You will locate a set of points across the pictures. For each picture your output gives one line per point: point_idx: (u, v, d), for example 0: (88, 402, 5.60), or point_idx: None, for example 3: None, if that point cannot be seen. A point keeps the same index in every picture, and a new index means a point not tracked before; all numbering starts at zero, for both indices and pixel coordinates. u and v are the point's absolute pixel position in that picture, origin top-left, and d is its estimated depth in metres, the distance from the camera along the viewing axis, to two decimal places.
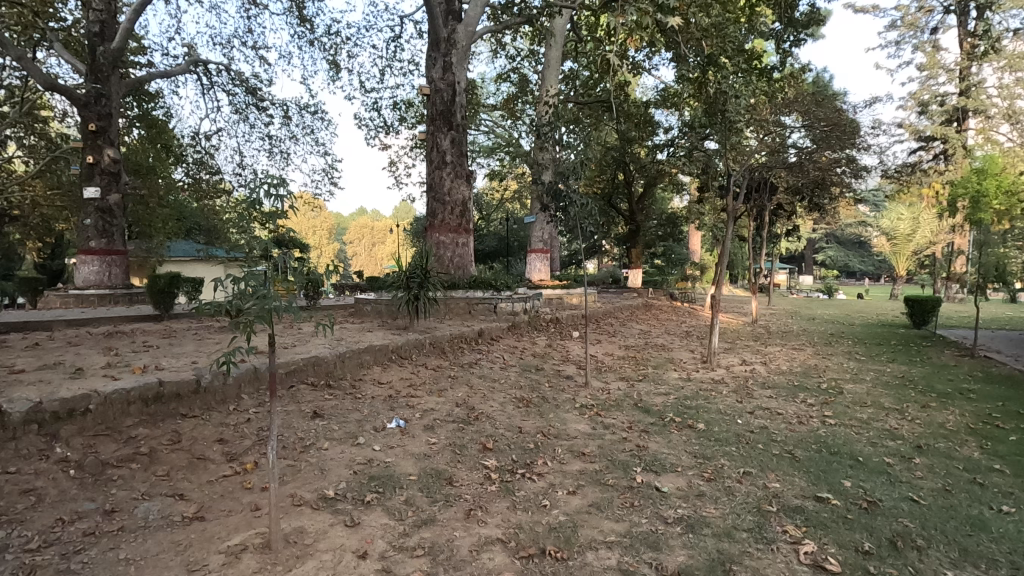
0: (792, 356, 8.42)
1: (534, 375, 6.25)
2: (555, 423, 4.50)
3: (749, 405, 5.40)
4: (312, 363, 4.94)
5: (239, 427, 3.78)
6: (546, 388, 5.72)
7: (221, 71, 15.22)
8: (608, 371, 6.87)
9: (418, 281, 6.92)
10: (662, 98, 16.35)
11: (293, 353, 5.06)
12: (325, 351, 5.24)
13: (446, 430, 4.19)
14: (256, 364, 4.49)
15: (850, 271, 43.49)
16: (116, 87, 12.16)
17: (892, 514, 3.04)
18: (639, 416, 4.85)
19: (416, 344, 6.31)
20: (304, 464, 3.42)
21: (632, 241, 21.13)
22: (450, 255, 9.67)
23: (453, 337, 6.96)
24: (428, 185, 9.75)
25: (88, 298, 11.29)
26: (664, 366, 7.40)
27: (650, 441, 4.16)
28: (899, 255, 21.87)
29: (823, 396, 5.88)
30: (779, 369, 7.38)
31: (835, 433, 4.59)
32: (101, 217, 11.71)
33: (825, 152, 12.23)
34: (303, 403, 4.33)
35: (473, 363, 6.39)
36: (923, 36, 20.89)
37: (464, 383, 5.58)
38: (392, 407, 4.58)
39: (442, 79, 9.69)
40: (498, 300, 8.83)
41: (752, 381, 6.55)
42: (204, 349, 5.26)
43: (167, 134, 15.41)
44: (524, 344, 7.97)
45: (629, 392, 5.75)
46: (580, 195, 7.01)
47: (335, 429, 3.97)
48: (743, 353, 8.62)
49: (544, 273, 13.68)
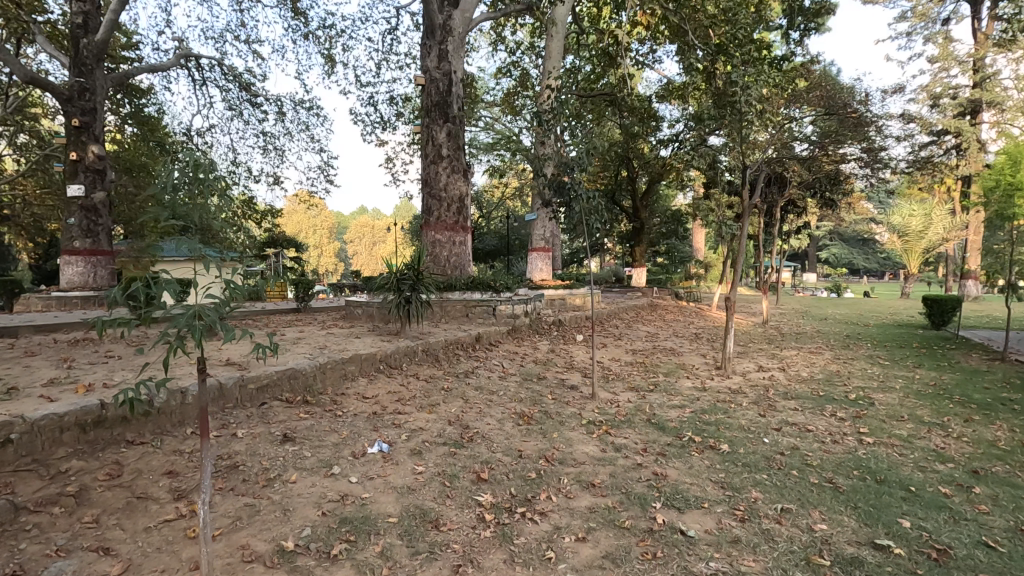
0: (811, 361, 7.89)
1: (536, 386, 5.72)
2: (561, 446, 3.98)
3: (774, 420, 4.88)
4: (288, 376, 4.43)
5: (194, 456, 3.28)
6: (549, 401, 5.19)
7: (212, 65, 14.70)
8: (617, 379, 6.34)
9: (410, 283, 6.37)
10: (666, 91, 15.83)
11: (267, 366, 4.55)
12: (305, 362, 4.73)
13: (436, 455, 3.69)
14: (221, 379, 3.98)
15: (857, 270, 42.78)
16: (101, 80, 11.67)
17: (968, 567, 2.53)
18: (654, 435, 4.34)
19: (406, 351, 5.79)
20: (266, 503, 2.89)
21: (636, 239, 20.60)
22: (447, 255, 9.12)
23: (447, 344, 6.44)
24: (424, 179, 9.24)
25: (72, 301, 10.69)
26: (677, 374, 6.86)
27: (668, 468, 3.64)
28: (910, 252, 21.10)
29: (853, 408, 5.35)
30: (800, 376, 6.84)
31: (876, 455, 4.05)
32: (85, 216, 11.28)
33: (840, 147, 11.63)
34: (273, 424, 3.82)
35: (469, 373, 5.86)
36: (935, 28, 20.22)
37: (459, 397, 5.04)
38: (375, 428, 4.06)
39: (437, 68, 9.15)
40: (497, 302, 8.21)
41: (773, 391, 6.02)
42: (170, 361, 4.76)
43: (157, 131, 14.90)
44: (525, 349, 7.45)
45: (640, 405, 5.24)
46: (585, 190, 6.44)
47: (308, 457, 3.45)
48: (758, 358, 8.08)
49: (546, 273, 13.17)
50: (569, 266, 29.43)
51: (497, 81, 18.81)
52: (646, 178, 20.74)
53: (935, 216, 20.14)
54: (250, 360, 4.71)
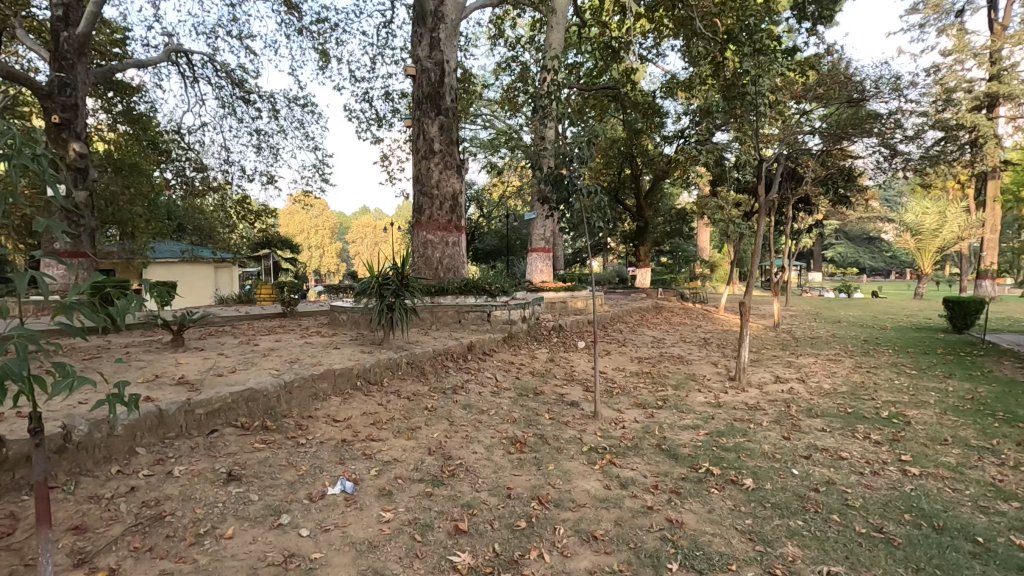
0: (831, 371, 7.26)
1: (532, 403, 5.14)
2: (559, 482, 3.40)
3: (801, 444, 4.31)
4: (246, 398, 3.87)
5: (112, 503, 2.73)
6: (546, 422, 4.63)
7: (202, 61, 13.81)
8: (622, 394, 5.74)
9: (393, 288, 5.79)
10: (670, 86, 15.28)
11: (222, 385, 3.99)
12: (268, 379, 4.18)
13: (409, 496, 3.12)
14: (162, 404, 3.42)
15: (864, 268, 42.06)
16: (83, 75, 11.21)
17: None
18: (664, 466, 3.77)
19: (387, 365, 5.22)
20: (186, 571, 2.32)
21: (640, 239, 20.01)
22: (439, 256, 8.53)
23: (436, 354, 5.86)
24: (415, 176, 8.68)
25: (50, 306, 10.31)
26: (687, 387, 6.25)
27: (684, 512, 3.05)
28: (924, 251, 20.35)
29: (887, 429, 4.74)
30: (822, 389, 6.22)
31: (927, 491, 3.45)
32: (66, 218, 10.83)
33: (855, 142, 10.98)
34: (220, 458, 3.26)
35: (457, 388, 5.27)
36: (949, 20, 19.47)
37: (443, 419, 4.46)
38: (341, 460, 3.48)
39: (429, 58, 8.61)
40: (491, 307, 7.59)
41: (795, 407, 5.40)
42: (118, 379, 4.23)
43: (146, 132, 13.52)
44: (522, 359, 6.87)
45: (649, 427, 4.66)
46: (587, 184, 5.87)
47: (254, 502, 2.88)
48: (773, 367, 7.46)
49: (547, 274, 12.58)
50: (570, 267, 28.81)
51: (496, 76, 18.25)
52: (649, 176, 20.18)
53: (952, 214, 19.41)
54: (205, 379, 4.16)
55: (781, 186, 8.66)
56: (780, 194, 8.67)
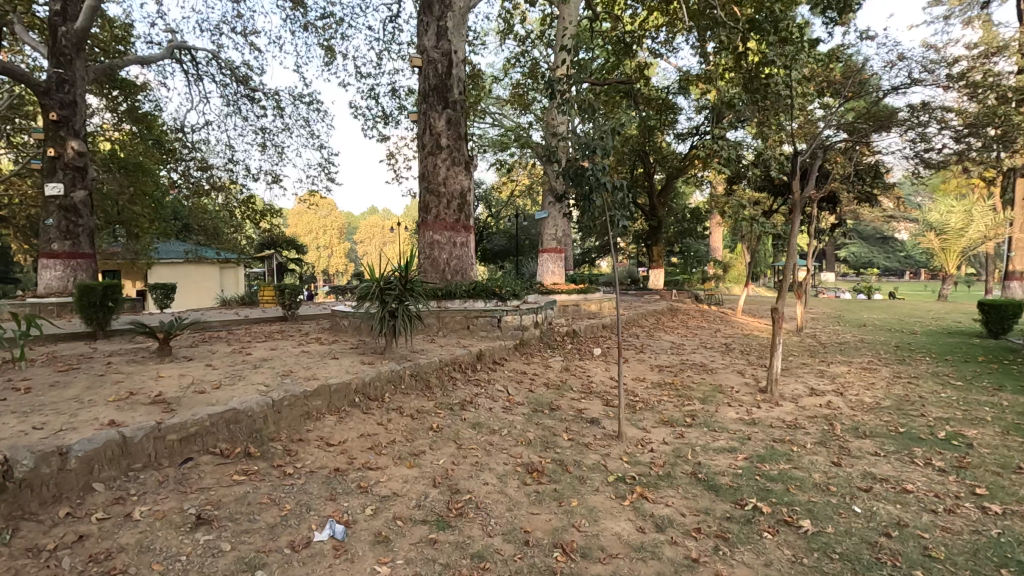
0: (869, 383, 6.68)
1: (548, 421, 4.66)
2: (584, 524, 2.91)
3: (855, 472, 3.80)
4: (229, 420, 3.42)
5: (53, 557, 2.28)
6: (565, 445, 4.15)
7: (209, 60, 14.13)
8: (645, 410, 5.23)
9: (396, 294, 5.32)
10: (684, 82, 14.73)
11: (201, 405, 3.54)
12: (254, 397, 3.72)
13: (409, 544, 2.64)
14: (127, 431, 2.98)
15: (879, 269, 41.18)
16: (81, 72, 10.90)
17: None
18: (705, 500, 3.28)
19: (388, 379, 4.74)
20: None
21: (653, 239, 19.35)
22: (447, 257, 8.07)
23: (443, 365, 5.39)
24: (420, 173, 8.23)
25: (48, 309, 10.20)
26: (716, 401, 5.73)
27: (736, 567, 2.56)
28: (949, 251, 19.62)
29: (949, 454, 4.19)
30: (863, 403, 5.67)
31: (1021, 537, 2.91)
32: (64, 217, 10.50)
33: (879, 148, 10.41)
34: (191, 496, 2.80)
35: (466, 404, 4.80)
36: (974, 10, 18.66)
37: (450, 441, 3.98)
38: (333, 496, 3.02)
39: (436, 48, 8.17)
40: (502, 312, 7.09)
41: (839, 426, 4.86)
42: (89, 397, 3.78)
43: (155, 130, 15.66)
44: (535, 369, 6.40)
45: (680, 450, 4.17)
46: (609, 179, 5.17)
47: (225, 553, 2.41)
48: (805, 378, 6.91)
49: (558, 276, 12.09)
50: (580, 267, 28.27)
51: (505, 72, 17.78)
52: (661, 175, 19.59)
53: (978, 213, 18.65)
54: (183, 397, 3.72)
55: (818, 181, 7.69)
56: (816, 190, 7.73)
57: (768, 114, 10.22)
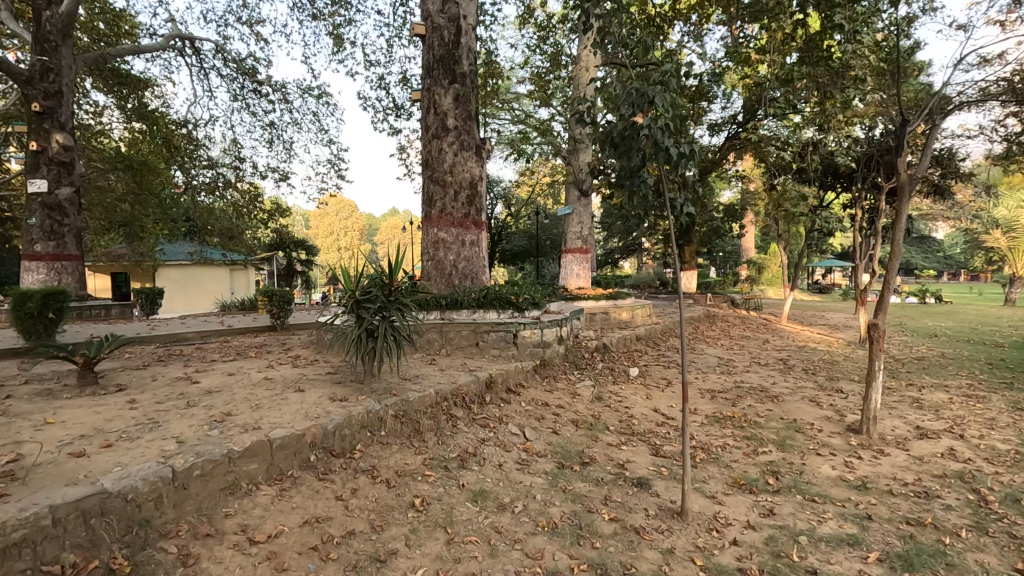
0: (989, 419, 5.20)
1: (580, 487, 3.35)
2: None
3: None
4: (90, 514, 2.20)
5: None
6: (607, 533, 2.83)
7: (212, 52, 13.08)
8: (710, 465, 3.87)
9: (376, 307, 4.07)
10: (719, 70, 13.37)
11: (58, 484, 2.33)
12: (146, 467, 2.50)
13: None
14: None
15: (929, 271, 38.50)
16: (69, 60, 9.80)
17: None
18: None
19: (362, 425, 3.48)
20: None
21: (684, 238, 17.58)
22: (453, 257, 6.83)
23: (440, 400, 4.12)
24: (424, 160, 7.00)
25: None
26: (798, 447, 4.37)
27: None
28: (1016, 251, 17.67)
29: None
30: (999, 453, 4.24)
31: None
32: (48, 216, 9.44)
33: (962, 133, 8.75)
34: None
35: (466, 459, 3.53)
36: None
37: (439, 529, 2.72)
38: None
39: (441, 13, 6.92)
40: (519, 325, 5.78)
41: (990, 495, 3.47)
42: None
43: (160, 126, 14.69)
44: (560, 399, 5.10)
45: (778, 542, 2.83)
46: (664, 152, 3.74)
47: None
48: (901, 411, 5.44)
49: (582, 279, 10.79)
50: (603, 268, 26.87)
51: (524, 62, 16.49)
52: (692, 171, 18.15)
53: None
54: (42, 468, 2.50)
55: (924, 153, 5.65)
56: (924, 165, 5.67)
57: (828, 90, 8.78)
